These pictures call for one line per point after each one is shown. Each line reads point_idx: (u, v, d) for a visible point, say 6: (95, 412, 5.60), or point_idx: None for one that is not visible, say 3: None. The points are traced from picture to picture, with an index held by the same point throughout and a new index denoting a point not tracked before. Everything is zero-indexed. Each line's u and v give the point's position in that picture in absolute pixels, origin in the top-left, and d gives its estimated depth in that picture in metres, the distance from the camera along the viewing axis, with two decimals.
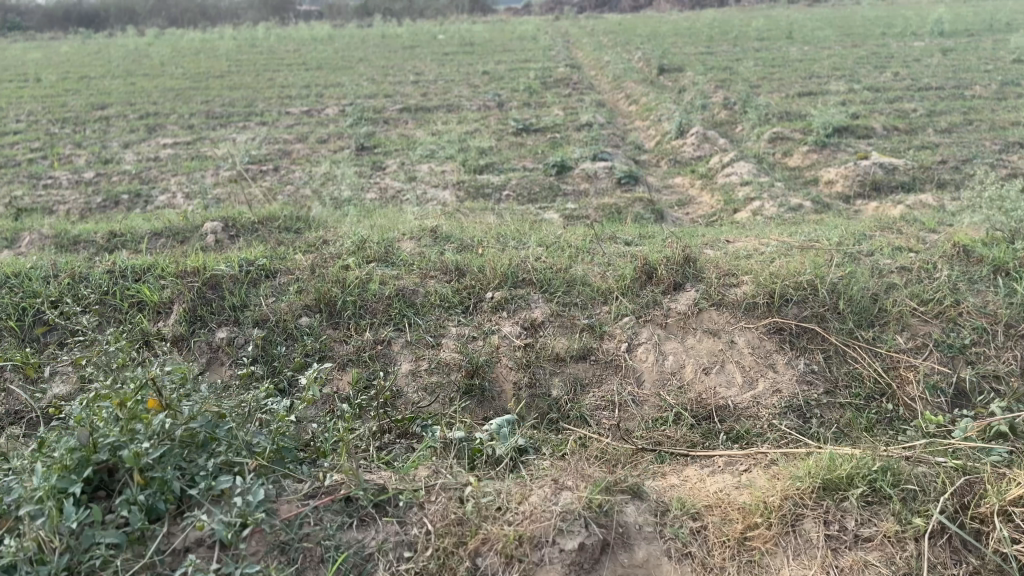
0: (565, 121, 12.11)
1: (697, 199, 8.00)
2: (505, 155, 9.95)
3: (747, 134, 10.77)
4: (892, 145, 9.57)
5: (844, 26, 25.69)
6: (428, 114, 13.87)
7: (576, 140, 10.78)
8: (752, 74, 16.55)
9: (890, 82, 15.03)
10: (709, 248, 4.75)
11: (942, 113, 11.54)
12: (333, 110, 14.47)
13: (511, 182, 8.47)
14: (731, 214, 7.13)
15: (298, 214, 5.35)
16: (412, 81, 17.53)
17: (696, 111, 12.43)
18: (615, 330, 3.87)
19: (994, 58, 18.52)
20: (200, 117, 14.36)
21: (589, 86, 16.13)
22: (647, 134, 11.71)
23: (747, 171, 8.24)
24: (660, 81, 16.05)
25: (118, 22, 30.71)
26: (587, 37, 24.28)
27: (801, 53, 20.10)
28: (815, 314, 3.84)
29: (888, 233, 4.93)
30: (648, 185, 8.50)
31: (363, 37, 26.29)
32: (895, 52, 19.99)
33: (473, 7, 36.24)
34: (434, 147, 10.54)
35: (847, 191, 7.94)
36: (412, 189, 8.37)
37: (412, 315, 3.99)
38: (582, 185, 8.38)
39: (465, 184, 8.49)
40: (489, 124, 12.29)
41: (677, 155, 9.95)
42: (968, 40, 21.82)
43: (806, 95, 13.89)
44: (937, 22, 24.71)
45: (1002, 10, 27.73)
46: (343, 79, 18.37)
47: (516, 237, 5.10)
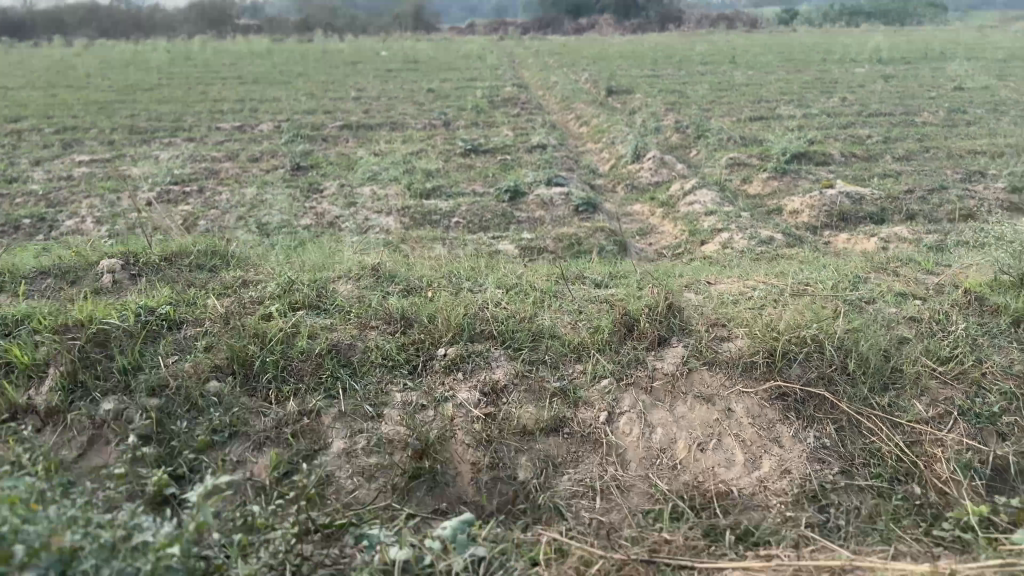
0: (514, 143, 11.55)
1: (658, 229, 7.50)
2: (453, 178, 9.34)
3: (703, 159, 10.36)
4: (854, 172, 9.23)
5: (787, 52, 25.82)
6: (369, 132, 13.16)
7: (527, 163, 10.23)
8: (702, 97, 16.26)
9: (840, 108, 14.87)
10: (690, 292, 4.21)
11: (898, 140, 11.34)
12: (268, 127, 13.66)
13: (459, 207, 7.86)
14: (697, 248, 6.64)
15: (216, 248, 4.65)
16: (354, 98, 16.83)
17: (649, 133, 12.03)
18: (591, 396, 3.26)
19: (936, 86, 18.63)
20: (123, 133, 13.42)
21: (538, 106, 15.62)
22: (600, 157, 11.24)
23: (710, 199, 7.78)
24: (611, 103, 15.63)
25: (44, 30, 29.24)
26: (533, 57, 23.92)
27: (748, 78, 20.03)
28: (822, 376, 3.31)
29: (882, 275, 4.45)
30: (605, 213, 7.98)
31: (302, 52, 25.42)
32: (840, 78, 20.01)
33: (417, 24, 35.63)
34: (375, 168, 9.85)
35: (814, 222, 7.53)
36: (351, 215, 7.69)
37: (347, 378, 3.34)
38: (536, 212, 7.82)
39: (409, 209, 7.84)
40: (435, 145, 11.65)
41: (633, 180, 9.46)
42: (907, 67, 22.09)
43: (759, 120, 13.59)
44: (876, 50, 25.08)
45: (938, 39, 28.26)
46: (281, 94, 17.57)
47: (470, 277, 4.48)
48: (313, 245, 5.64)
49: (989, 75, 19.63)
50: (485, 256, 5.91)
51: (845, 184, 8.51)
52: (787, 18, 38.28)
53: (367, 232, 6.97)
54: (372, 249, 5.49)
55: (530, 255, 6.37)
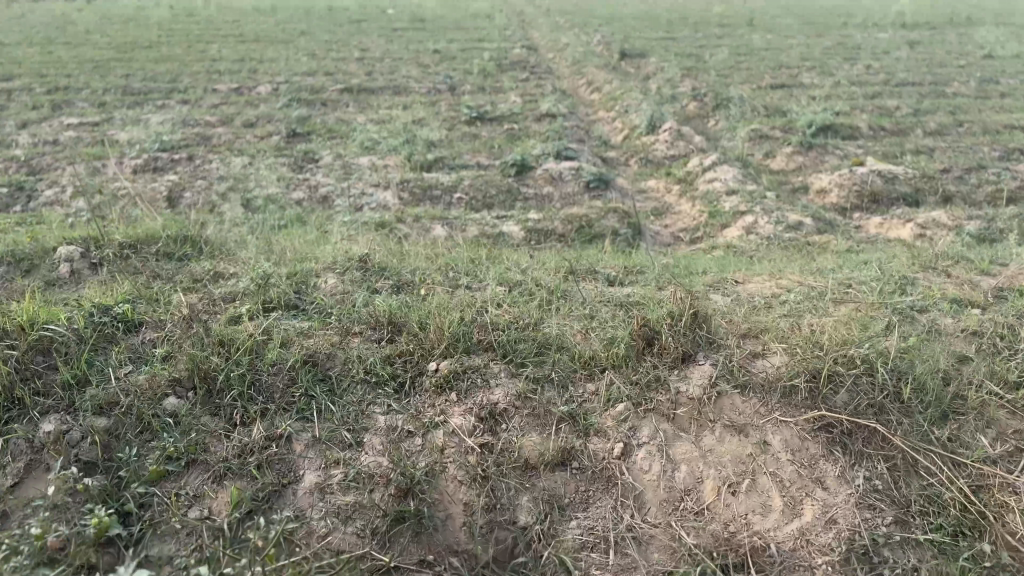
0: (522, 111, 10.99)
1: (675, 209, 7.01)
2: (457, 149, 8.82)
3: (722, 132, 9.80)
4: (884, 148, 8.68)
5: (807, 15, 24.94)
6: (371, 97, 12.59)
7: (536, 134, 9.69)
8: (719, 62, 15.59)
9: (864, 76, 14.20)
10: (716, 295, 3.75)
11: (928, 112, 10.75)
12: (267, 89, 13.09)
13: (463, 182, 7.36)
14: (717, 233, 6.16)
15: (187, 233, 4.19)
16: (357, 59, 16.20)
17: (665, 101, 11.45)
18: (605, 424, 2.83)
19: (963, 53, 17.88)
20: (115, 93, 12.88)
21: (547, 70, 14.98)
22: (613, 127, 10.70)
23: (732, 176, 7.28)
24: (623, 68, 14.98)
25: None
26: (544, 18, 23.14)
27: (767, 42, 19.28)
28: (872, 405, 2.87)
29: (931, 276, 3.98)
30: (618, 191, 7.48)
31: (305, 9, 24.66)
32: (862, 44, 19.26)
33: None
34: (375, 136, 9.33)
35: (843, 205, 7.03)
36: (347, 190, 7.21)
37: (323, 397, 2.88)
38: (544, 189, 7.32)
39: (409, 184, 7.35)
40: (440, 111, 11.10)
41: (647, 154, 8.93)
42: (931, 32, 21.25)
43: (779, 88, 12.97)
44: (898, 15, 24.19)
45: (963, 3, 27.27)
46: (282, 53, 16.94)
47: (469, 270, 4.02)
48: (299, 229, 5.16)
49: (1018, 43, 18.85)
50: (488, 243, 5.45)
51: (875, 162, 7.99)
52: None
53: (363, 210, 6.50)
54: (364, 233, 5.02)
55: (538, 239, 5.90)
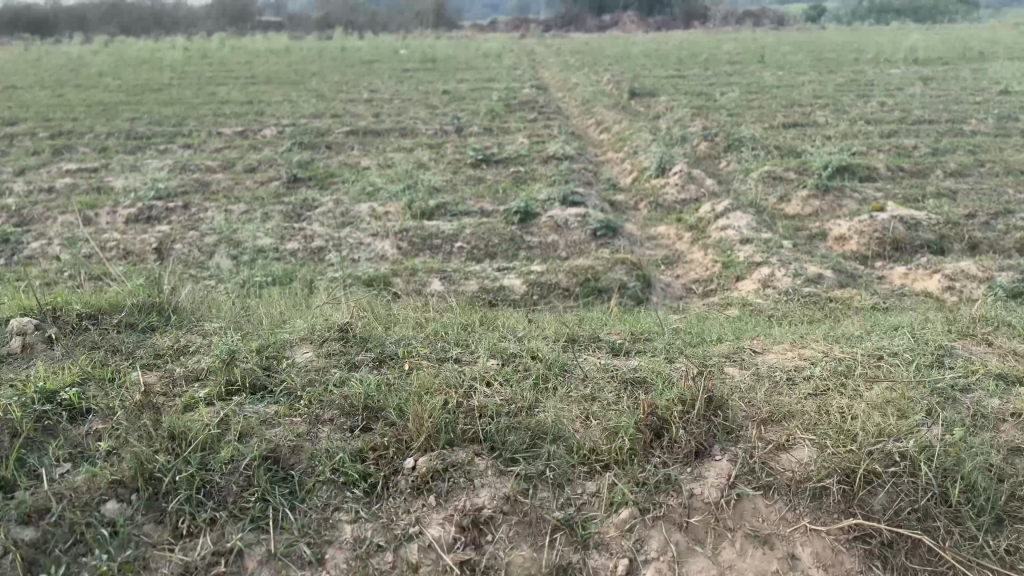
0: (529, 153, 10.71)
1: (687, 258, 6.65)
2: (460, 194, 8.53)
3: (734, 175, 9.47)
4: (905, 190, 8.32)
5: (818, 52, 24.75)
6: (376, 139, 12.37)
7: (542, 177, 9.40)
8: (731, 101, 15.32)
9: (880, 114, 13.88)
10: (731, 368, 3.39)
11: (948, 152, 10.39)
12: (271, 132, 12.92)
13: (464, 230, 7.05)
14: (731, 286, 5.79)
15: (155, 300, 3.87)
16: (365, 100, 16.07)
17: (675, 142, 11.16)
18: (607, 535, 2.45)
19: (980, 89, 17.55)
20: (118, 137, 12.74)
21: (555, 111, 14.75)
22: (622, 168, 10.39)
23: (746, 222, 6.93)
24: (633, 107, 14.73)
25: (68, 26, 28.60)
26: (553, 56, 23.05)
27: (778, 79, 19.04)
28: (916, 510, 2.48)
29: (970, 343, 3.59)
30: (627, 238, 7.14)
31: (317, 51, 24.73)
32: (876, 80, 18.98)
33: (437, 23, 34.86)
34: (376, 181, 9.06)
35: (864, 254, 6.66)
36: (343, 240, 6.91)
37: (283, 505, 2.53)
38: (549, 237, 6.99)
39: (408, 232, 7.04)
40: (445, 154, 10.85)
41: (658, 198, 8.60)
42: (945, 68, 20.96)
43: (793, 128, 12.66)
44: (911, 50, 23.96)
45: (976, 38, 27.02)
46: (290, 95, 16.84)
47: (459, 337, 3.67)
48: (284, 289, 4.85)
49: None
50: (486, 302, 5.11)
51: (897, 206, 7.62)
52: (816, 17, 37.06)
53: (357, 262, 6.19)
54: (352, 292, 4.70)
55: (540, 294, 5.55)
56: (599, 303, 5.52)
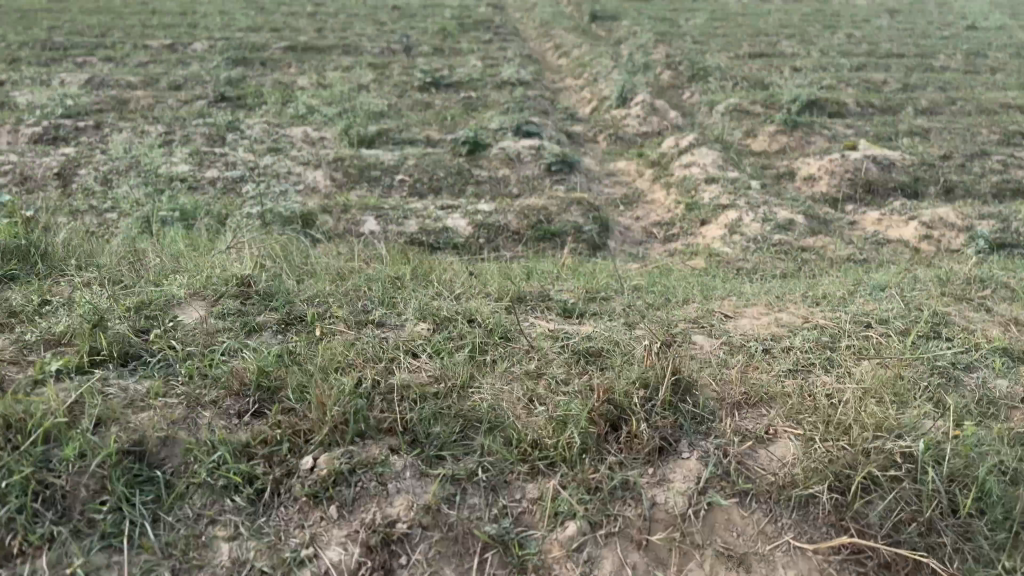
0: (482, 77, 9.98)
1: (647, 199, 6.14)
2: (405, 121, 7.83)
3: (698, 107, 8.92)
4: (876, 128, 7.88)
5: None
6: (318, 57, 11.47)
7: (496, 104, 8.73)
8: (695, 27, 14.62)
9: (847, 46, 13.35)
10: (698, 336, 2.92)
11: (918, 88, 9.97)
12: (203, 46, 11.91)
13: (405, 162, 6.40)
14: (695, 231, 5.32)
15: (23, 239, 3.23)
16: (308, 14, 14.96)
17: (637, 69, 10.52)
18: (549, 556, 1.99)
19: (945, 22, 17.12)
20: (31, 46, 11.59)
21: (512, 32, 13.90)
22: (581, 97, 9.76)
23: (712, 160, 6.42)
24: (594, 31, 13.96)
25: None
26: None
27: (743, 6, 18.33)
28: (918, 523, 2.05)
29: (967, 310, 3.18)
30: (584, 175, 6.60)
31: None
32: (842, 10, 18.39)
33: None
34: (314, 104, 8.30)
35: (835, 196, 6.22)
36: (273, 170, 6.23)
37: (145, 518, 2.01)
38: (499, 171, 6.41)
39: (344, 161, 6.37)
40: (390, 76, 10.05)
41: (618, 129, 8.03)
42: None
43: (760, 58, 12.08)
44: None
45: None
46: (227, 5, 15.62)
47: (383, 294, 3.12)
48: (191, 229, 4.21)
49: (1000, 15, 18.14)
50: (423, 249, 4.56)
51: (869, 145, 7.18)
52: None
53: (284, 196, 5.53)
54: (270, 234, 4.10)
55: (487, 237, 5.02)
56: (551, 248, 5.00)
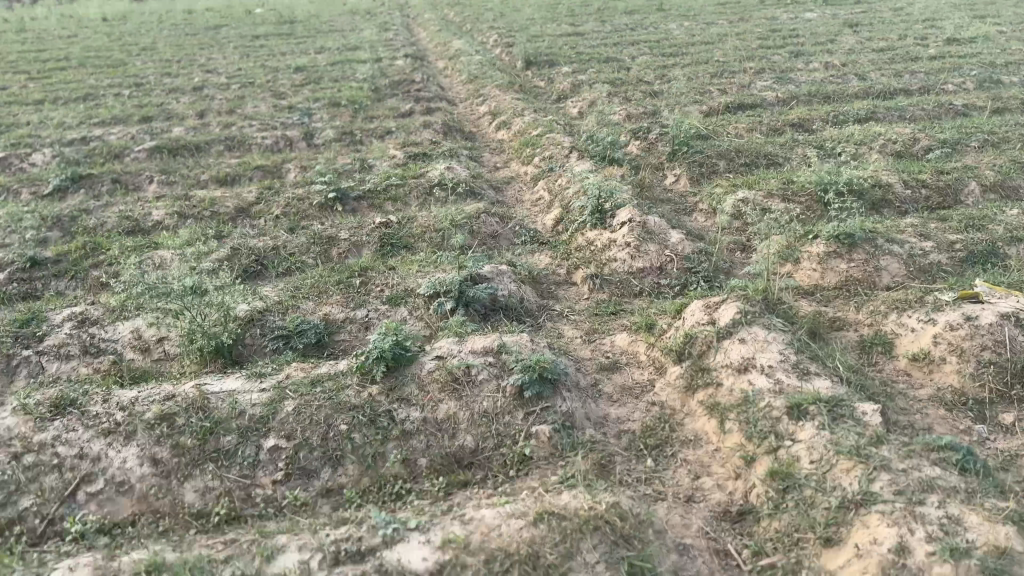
0: (401, 181, 7.49)
1: (683, 435, 3.84)
2: (291, 290, 5.27)
3: (699, 215, 6.58)
4: (963, 235, 5.54)
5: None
6: (189, 161, 8.83)
7: (425, 235, 6.25)
8: (647, 65, 12.19)
9: (835, 77, 10.98)
10: None
11: (961, 140, 7.66)
12: (41, 155, 9.14)
13: (282, 404, 3.84)
14: (813, 568, 2.92)
15: None
16: (190, 100, 12.34)
17: (602, 138, 8.04)
18: None
19: (908, 25, 15.17)
20: None
21: (436, 97, 11.45)
22: (538, 201, 7.32)
23: (778, 355, 3.97)
24: (532, 87, 11.53)
25: None
26: (428, 24, 19.63)
27: (684, 28, 15.99)
28: None
29: None
30: (574, 388, 4.11)
31: (149, 32, 20.51)
32: (800, 21, 16.07)
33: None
34: (160, 270, 5.70)
35: (980, 396, 3.95)
36: (51, 457, 3.66)
37: None
38: (440, 404, 3.85)
39: (172, 425, 3.75)
40: (278, 190, 7.49)
41: (600, 269, 5.63)
42: (865, 3, 18.41)
43: (743, 111, 9.33)
44: None
45: None
46: (95, 97, 12.97)
47: None
48: None
49: (962, 12, 16.12)
50: None
51: (993, 284, 4.74)
52: None
53: (65, 561, 3.11)
54: None
55: None
56: None
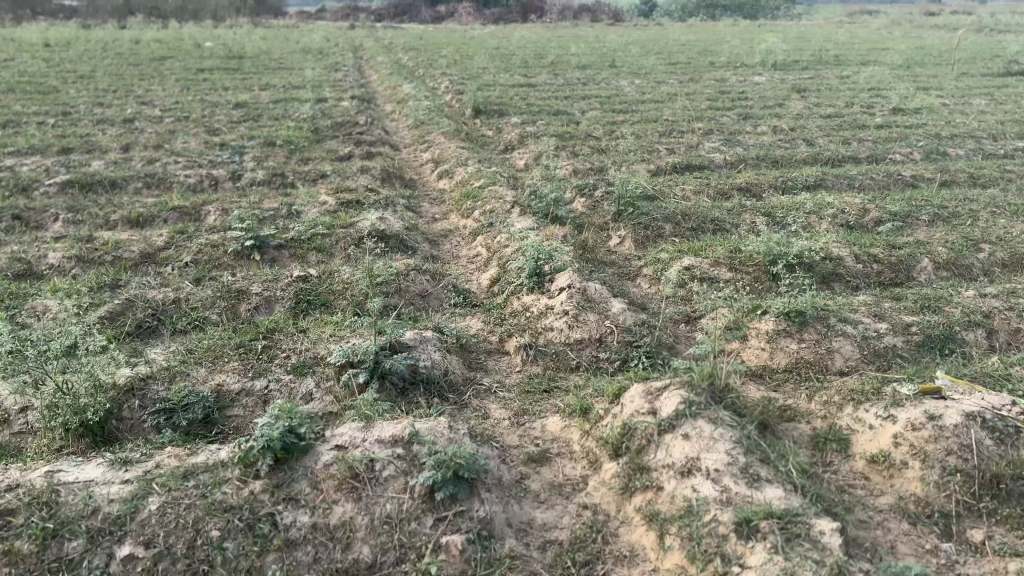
0: (328, 230, 6.94)
1: (617, 547, 3.35)
2: (183, 354, 4.65)
3: (643, 281, 6.18)
4: (919, 317, 5.22)
5: (667, 49, 22.23)
6: (102, 198, 8.17)
7: (347, 293, 5.70)
8: (596, 120, 11.94)
9: (784, 141, 10.85)
10: None
11: (911, 214, 7.46)
12: None
13: (144, 501, 3.21)
14: None
15: None
16: (118, 132, 11.66)
17: (545, 194, 7.64)
18: None
19: (855, 93, 15.33)
20: None
21: (378, 140, 10.98)
22: (474, 258, 6.85)
23: (725, 454, 3.50)
24: (479, 136, 11.15)
25: None
26: (378, 66, 19.30)
27: (636, 85, 15.93)
28: None
29: None
30: (495, 486, 3.58)
31: (89, 59, 19.75)
32: (750, 84, 16.14)
33: (252, 27, 30.09)
34: (39, 326, 5.04)
35: (946, 507, 3.54)
36: None
37: None
38: (336, 507, 3.28)
39: (6, 528, 3.09)
40: (193, 235, 6.88)
41: (535, 339, 5.15)
42: (813, 69, 18.70)
43: (691, 172, 9.08)
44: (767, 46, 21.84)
45: (822, 37, 25.40)
46: (16, 124, 12.20)
47: None
48: None
49: (907, 83, 16.39)
50: None
51: (954, 376, 4.37)
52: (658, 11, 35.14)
53: None
54: None
55: None
56: None
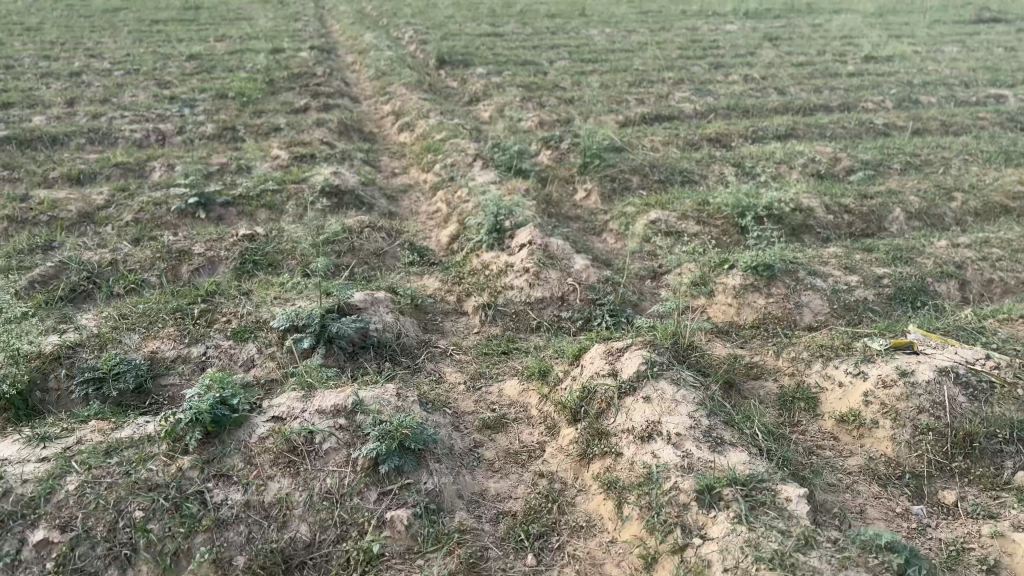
0: (279, 186, 6.60)
1: (574, 518, 3.16)
2: (115, 320, 4.35)
3: (608, 236, 5.95)
4: (890, 269, 5.05)
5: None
6: (41, 155, 7.72)
7: (297, 252, 5.40)
8: (564, 70, 11.57)
9: (755, 90, 10.58)
10: None
11: (882, 163, 7.27)
12: None
13: (61, 481, 2.96)
14: None
15: None
16: (62, 86, 11.08)
17: (508, 145, 7.34)
18: None
19: (827, 40, 15.03)
20: None
21: (336, 92, 10.54)
22: (433, 214, 6.57)
23: (688, 418, 3.32)
24: (442, 87, 10.76)
25: None
26: (340, 16, 18.62)
27: (605, 35, 15.51)
28: None
29: None
30: (445, 455, 3.37)
31: (35, 11, 18.83)
32: (722, 33, 15.78)
33: None
34: None
35: (918, 468, 3.39)
36: None
37: None
38: (272, 484, 3.05)
39: None
40: (135, 193, 6.51)
41: (493, 297, 4.91)
42: (785, 17, 18.34)
43: (660, 123, 8.80)
44: None
45: None
46: None
47: None
48: None
49: (879, 30, 16.13)
50: None
51: (926, 330, 4.21)
52: None
53: None
54: None
55: None
56: None
